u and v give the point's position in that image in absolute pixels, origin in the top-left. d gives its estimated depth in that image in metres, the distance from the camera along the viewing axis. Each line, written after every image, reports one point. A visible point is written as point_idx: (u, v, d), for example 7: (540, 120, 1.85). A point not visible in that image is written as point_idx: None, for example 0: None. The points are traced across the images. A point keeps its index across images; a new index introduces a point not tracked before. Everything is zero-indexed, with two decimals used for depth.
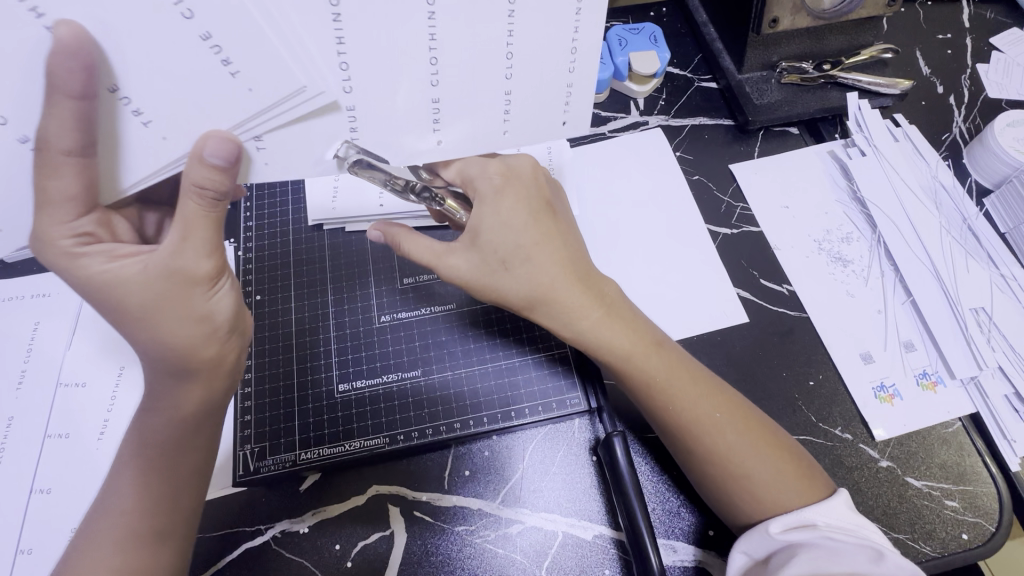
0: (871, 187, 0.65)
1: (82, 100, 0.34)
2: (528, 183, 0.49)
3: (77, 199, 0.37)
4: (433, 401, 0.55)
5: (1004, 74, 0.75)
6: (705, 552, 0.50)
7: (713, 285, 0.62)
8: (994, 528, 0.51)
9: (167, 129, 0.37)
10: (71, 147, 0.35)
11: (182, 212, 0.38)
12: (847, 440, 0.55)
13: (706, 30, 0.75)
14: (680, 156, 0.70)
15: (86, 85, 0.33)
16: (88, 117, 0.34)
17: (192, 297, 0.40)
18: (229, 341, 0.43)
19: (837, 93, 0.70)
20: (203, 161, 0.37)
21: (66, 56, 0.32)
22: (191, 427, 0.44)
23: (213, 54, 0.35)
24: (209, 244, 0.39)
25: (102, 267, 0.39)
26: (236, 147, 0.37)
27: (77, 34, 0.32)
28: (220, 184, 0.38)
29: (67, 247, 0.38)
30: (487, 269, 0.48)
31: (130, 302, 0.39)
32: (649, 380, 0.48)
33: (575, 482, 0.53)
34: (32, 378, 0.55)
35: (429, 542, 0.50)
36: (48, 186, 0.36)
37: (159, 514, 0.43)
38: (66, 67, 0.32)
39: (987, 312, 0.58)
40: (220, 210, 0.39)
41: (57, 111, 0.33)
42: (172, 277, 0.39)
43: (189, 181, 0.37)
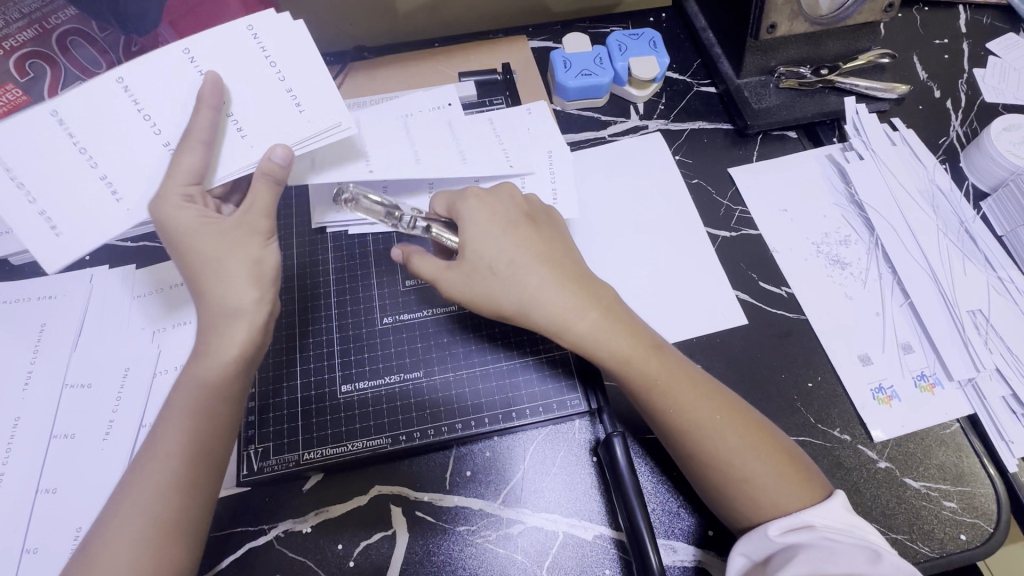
0: (869, 190, 0.66)
1: (214, 109, 0.47)
2: (503, 199, 0.53)
3: (195, 171, 0.46)
4: (434, 402, 0.55)
5: (1000, 79, 0.76)
6: (705, 552, 0.51)
7: (712, 288, 0.62)
8: (992, 529, 0.51)
9: (252, 136, 0.49)
10: (204, 136, 0.46)
11: (255, 194, 0.48)
12: (845, 441, 0.55)
13: (705, 35, 0.76)
14: (679, 159, 0.71)
15: (216, 97, 0.47)
16: (213, 125, 0.47)
17: (251, 249, 0.47)
18: (268, 294, 0.47)
19: (834, 97, 0.71)
20: (271, 159, 0.48)
21: (211, 88, 0.47)
22: (230, 380, 0.46)
23: (285, 92, 0.51)
24: (268, 211, 0.48)
25: (191, 219, 0.45)
26: (293, 154, 0.49)
27: (219, 79, 0.48)
28: (281, 173, 0.48)
29: (177, 200, 0.45)
30: (475, 278, 0.50)
31: (205, 250, 0.46)
32: (650, 386, 0.48)
33: (575, 483, 0.53)
34: (38, 380, 0.56)
35: (431, 542, 0.51)
36: (180, 160, 0.46)
37: (189, 469, 0.44)
38: (212, 90, 0.47)
39: (985, 314, 0.59)
40: (279, 192, 0.49)
41: (200, 118, 0.47)
42: (240, 229, 0.47)
43: (260, 171, 0.48)
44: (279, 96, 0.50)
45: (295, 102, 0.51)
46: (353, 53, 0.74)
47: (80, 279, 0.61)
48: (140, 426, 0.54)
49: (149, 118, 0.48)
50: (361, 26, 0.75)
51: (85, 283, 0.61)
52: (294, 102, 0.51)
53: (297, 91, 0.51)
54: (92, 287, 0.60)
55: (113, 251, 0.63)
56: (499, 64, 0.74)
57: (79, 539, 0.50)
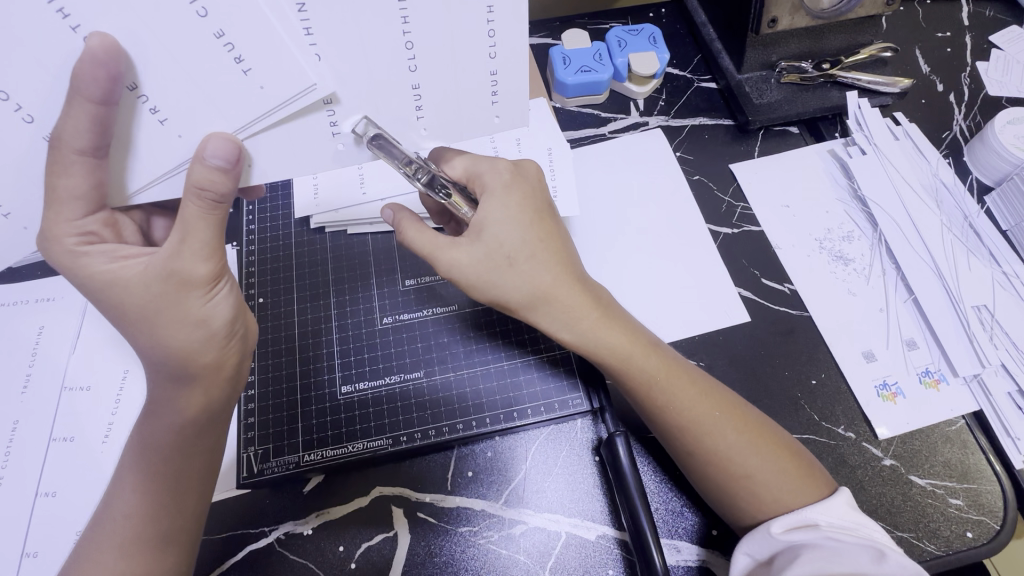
0: (872, 186, 0.65)
1: (103, 104, 0.35)
2: (531, 183, 0.50)
3: (84, 197, 0.38)
4: (435, 402, 0.55)
5: (1004, 72, 0.75)
6: (708, 551, 0.50)
7: (714, 285, 0.62)
8: (999, 526, 0.51)
9: (181, 126, 0.38)
10: (84, 148, 0.36)
11: (184, 213, 0.38)
12: (850, 439, 0.55)
13: (705, 30, 0.75)
14: (680, 156, 0.70)
15: (108, 92, 0.34)
16: (105, 121, 0.35)
17: (188, 300, 0.40)
18: (229, 347, 0.44)
19: (836, 92, 0.70)
20: (205, 163, 0.38)
21: (94, 65, 0.33)
22: (198, 432, 0.44)
23: (214, 38, 0.35)
24: (208, 247, 0.40)
25: (104, 267, 0.40)
26: (236, 149, 0.38)
27: (112, 44, 0.34)
28: (221, 186, 0.38)
29: (70, 245, 0.39)
30: (490, 263, 0.46)
31: (127, 302, 0.40)
32: (645, 381, 0.48)
33: (577, 483, 0.53)
34: (37, 382, 0.56)
35: (432, 543, 0.50)
36: (58, 185, 0.37)
37: (164, 522, 0.43)
38: (91, 73, 0.33)
39: (990, 309, 0.58)
40: (221, 212, 0.40)
41: (75, 114, 0.34)
42: (168, 279, 0.39)
43: (192, 182, 0.38)
44: (211, 50, 0.36)
45: (235, 59, 0.36)
46: None
47: None
48: None
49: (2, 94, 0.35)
50: None
51: None
52: (238, 63, 0.36)
53: (232, 40, 0.36)
54: None
55: None
56: None
57: None
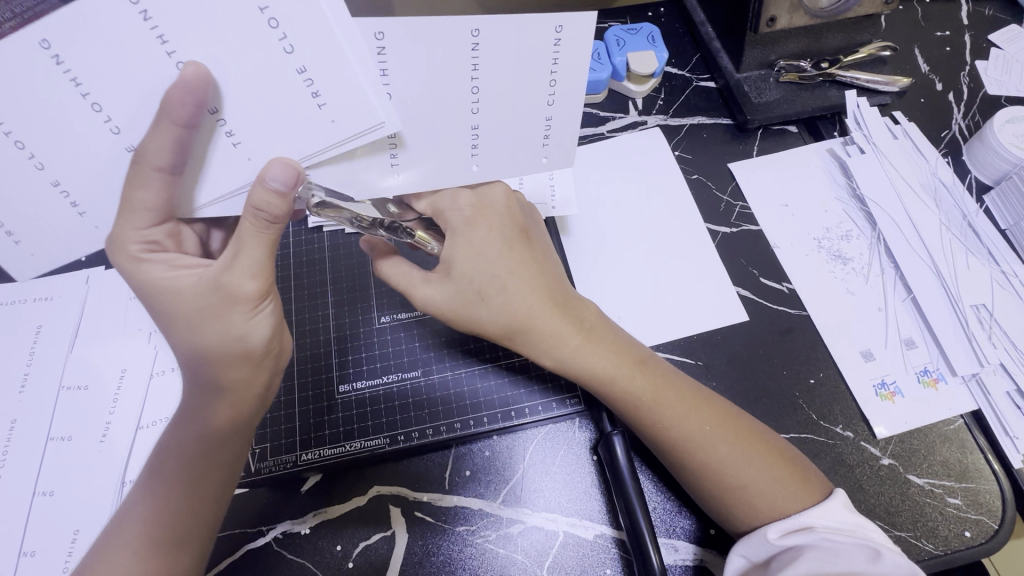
0: (870, 185, 0.65)
1: (186, 127, 0.36)
2: (498, 211, 0.49)
3: (156, 210, 0.39)
4: (433, 402, 0.55)
5: (1003, 71, 0.75)
6: (705, 550, 0.50)
7: (712, 284, 0.62)
8: (997, 526, 0.51)
9: (252, 150, 0.39)
10: (164, 165, 0.37)
11: (241, 230, 0.39)
12: (848, 438, 0.55)
13: (704, 29, 0.75)
14: (678, 155, 0.70)
15: (193, 116, 0.35)
16: (186, 143, 0.36)
17: (232, 315, 0.41)
18: (263, 368, 0.45)
19: (835, 92, 0.70)
20: (265, 186, 0.37)
21: (185, 91, 0.35)
22: (228, 444, 0.45)
23: (297, 74, 0.37)
24: (259, 267, 0.40)
25: (161, 274, 0.41)
26: (297, 175, 0.38)
27: (201, 71, 0.35)
28: (277, 210, 0.38)
29: (134, 251, 0.40)
30: (462, 299, 0.47)
31: (179, 310, 0.42)
32: (633, 401, 0.48)
33: (575, 482, 0.53)
34: (35, 381, 0.56)
35: (429, 542, 0.50)
36: (134, 196, 0.38)
37: (176, 525, 0.43)
38: (180, 99, 0.35)
39: (988, 309, 0.58)
40: (275, 232, 0.40)
41: (160, 133, 0.35)
42: (218, 293, 0.40)
43: (250, 203, 0.38)
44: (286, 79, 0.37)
45: (312, 93, 0.38)
46: None
47: (75, 280, 0.60)
48: (138, 428, 0.54)
49: (97, 106, 0.36)
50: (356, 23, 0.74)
51: (81, 284, 0.60)
52: (314, 97, 0.38)
53: (313, 75, 0.37)
54: (87, 288, 0.60)
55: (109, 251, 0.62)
56: None
57: (77, 542, 0.50)
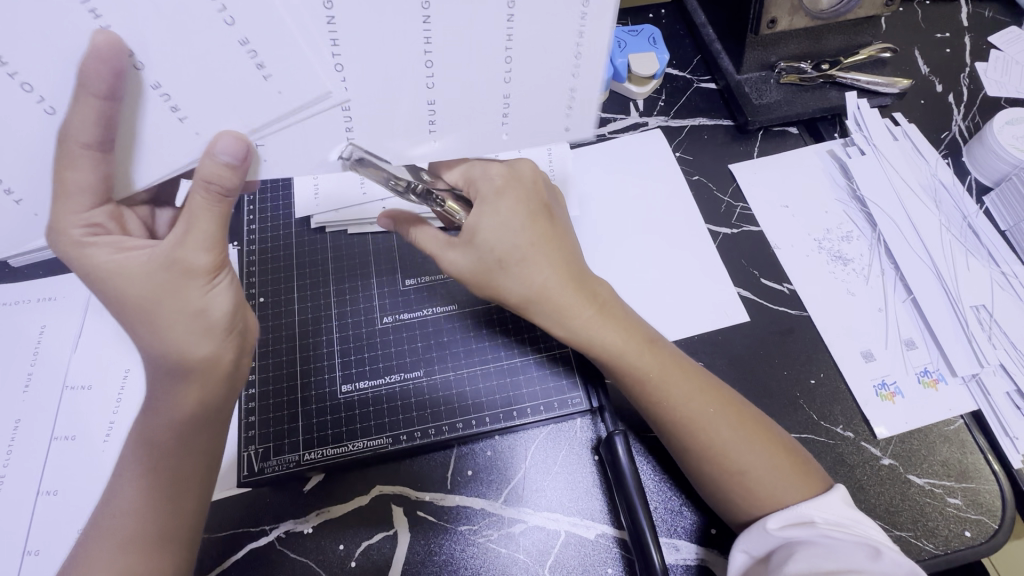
0: (870, 186, 0.65)
1: (109, 100, 0.36)
2: (527, 184, 0.50)
3: (92, 190, 0.39)
4: (435, 402, 0.55)
5: (1003, 73, 0.75)
6: (707, 550, 0.50)
7: (713, 284, 0.62)
8: (997, 525, 0.51)
9: (198, 124, 0.39)
10: (90, 141, 0.37)
11: (190, 204, 0.39)
12: (849, 438, 0.55)
13: (705, 31, 0.76)
14: (680, 156, 0.70)
15: (113, 87, 0.36)
16: (110, 117, 0.37)
17: (187, 291, 0.41)
18: (225, 348, 0.43)
19: (835, 93, 0.71)
20: (213, 156, 0.39)
21: (99, 61, 0.35)
22: (196, 434, 0.44)
23: (240, 45, 0.37)
24: (211, 238, 0.40)
25: (108, 258, 0.40)
26: (245, 145, 0.39)
27: (116, 41, 0.35)
28: (227, 181, 0.39)
29: (76, 236, 0.40)
30: (484, 267, 0.48)
31: (128, 291, 0.41)
32: (643, 376, 0.48)
33: (577, 482, 0.53)
34: (39, 381, 0.56)
35: (432, 542, 0.51)
36: (66, 178, 0.38)
37: (147, 520, 0.43)
38: (96, 69, 0.35)
39: (988, 309, 0.58)
40: (225, 206, 0.40)
41: (83, 108, 0.36)
42: (172, 268, 0.40)
43: (199, 176, 0.38)
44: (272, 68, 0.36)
45: (257, 65, 0.38)
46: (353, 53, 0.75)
47: (78, 280, 0.61)
48: None
49: (27, 86, 0.36)
50: None
51: (84, 284, 0.60)
52: (259, 69, 0.38)
53: (255, 47, 0.37)
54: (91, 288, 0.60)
55: None
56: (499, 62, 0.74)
57: None
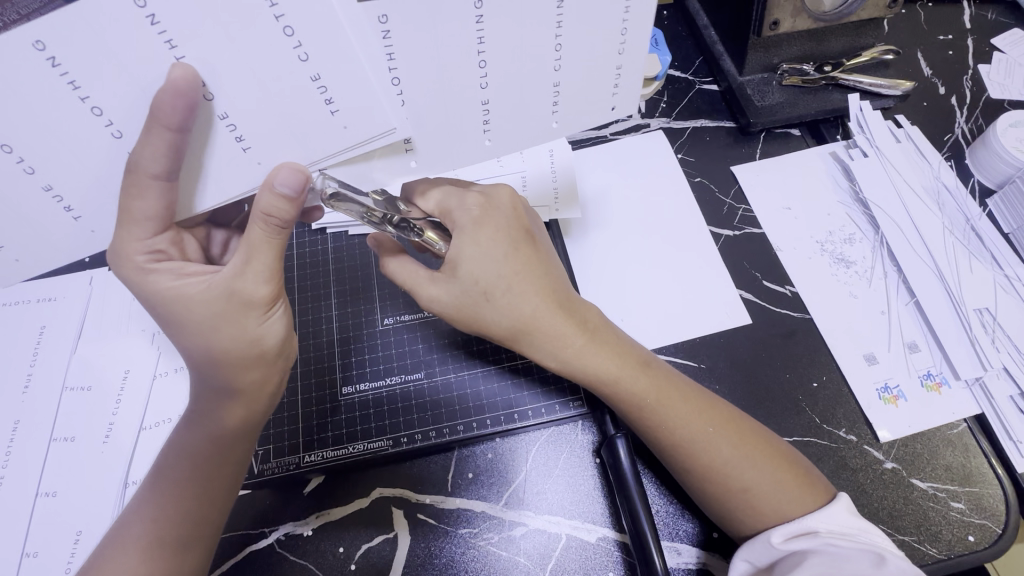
0: (873, 188, 0.65)
1: (179, 132, 0.35)
2: (504, 212, 0.49)
3: (156, 219, 0.38)
4: (436, 405, 0.55)
5: (1006, 75, 0.75)
6: (708, 554, 0.50)
7: (715, 287, 0.62)
8: (1001, 530, 0.51)
9: (261, 155, 0.38)
10: (159, 172, 0.36)
11: (251, 236, 0.39)
12: (851, 442, 0.54)
13: (706, 33, 0.75)
14: (681, 158, 0.70)
15: (185, 121, 0.34)
16: (179, 149, 0.35)
17: (246, 320, 0.41)
18: (273, 370, 0.45)
19: (838, 94, 0.70)
20: (274, 190, 0.37)
21: (174, 95, 0.33)
22: (234, 447, 0.45)
23: (309, 80, 0.36)
24: (270, 270, 0.41)
25: (169, 284, 0.41)
26: (304, 178, 0.38)
27: (193, 74, 0.33)
28: (285, 213, 0.38)
29: (140, 262, 0.40)
30: (468, 299, 0.47)
31: (188, 318, 0.41)
32: (638, 405, 0.48)
33: (578, 485, 0.53)
34: (38, 381, 0.56)
35: (432, 544, 0.50)
36: (132, 207, 0.37)
37: (177, 530, 0.43)
38: (170, 103, 0.33)
39: (992, 312, 0.58)
40: (284, 237, 0.40)
41: (153, 140, 0.34)
42: (231, 299, 0.40)
43: (259, 209, 0.38)
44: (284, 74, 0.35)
45: (325, 100, 0.37)
46: None
47: (78, 281, 0.60)
48: (141, 428, 0.54)
49: (97, 110, 0.34)
50: None
51: (85, 285, 0.60)
52: (327, 104, 0.37)
53: (326, 83, 0.36)
54: (91, 289, 0.60)
55: None
56: None
57: (79, 542, 0.49)
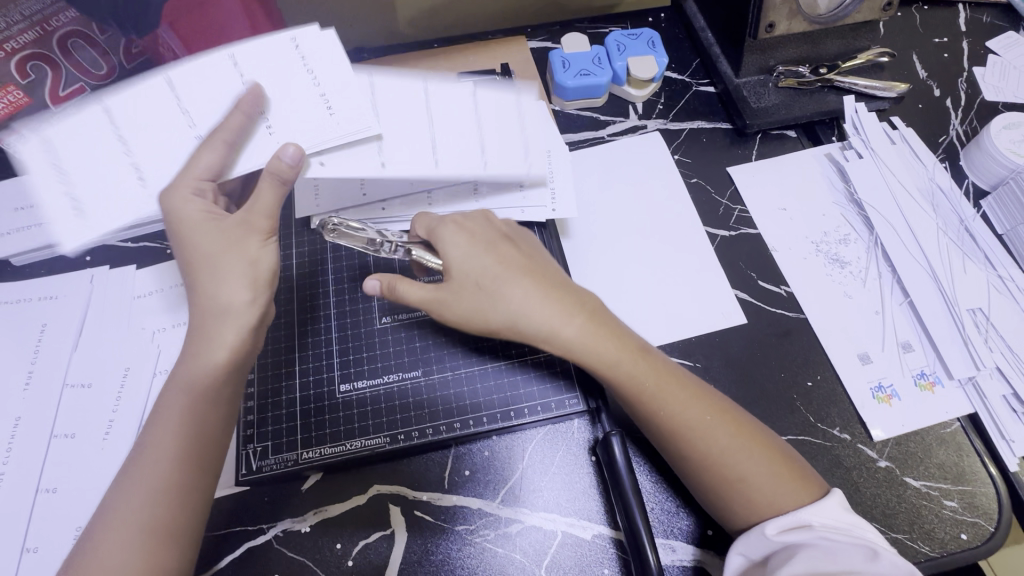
0: (868, 189, 0.66)
1: (235, 130, 0.49)
2: (483, 223, 0.53)
3: (210, 176, 0.48)
4: (432, 402, 0.55)
5: (1001, 78, 0.76)
6: (703, 552, 0.50)
7: (710, 287, 0.62)
8: (994, 529, 0.51)
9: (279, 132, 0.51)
10: (209, 166, 0.48)
11: (259, 186, 0.48)
12: (845, 441, 0.55)
13: (704, 35, 0.76)
14: (678, 159, 0.71)
15: (239, 124, 0.49)
16: (229, 140, 0.49)
17: (246, 247, 0.47)
18: (259, 305, 0.47)
19: (833, 97, 0.71)
20: (280, 159, 0.48)
21: (243, 105, 0.50)
22: (224, 399, 0.46)
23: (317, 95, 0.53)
24: (270, 209, 0.48)
25: (191, 215, 0.47)
26: (303, 155, 0.49)
27: (259, 91, 0.51)
28: (287, 176, 0.48)
29: (177, 199, 0.47)
30: (465, 293, 0.49)
31: (195, 251, 0.46)
32: (638, 389, 0.48)
33: (574, 483, 0.53)
34: (39, 378, 0.56)
35: (429, 541, 0.51)
36: (195, 164, 0.48)
37: (167, 498, 0.43)
38: (239, 111, 0.49)
39: (985, 312, 0.58)
40: (282, 188, 0.49)
41: (214, 136, 0.48)
42: (235, 227, 0.47)
43: (267, 169, 0.48)
44: None
45: (327, 108, 0.53)
46: (355, 55, 0.76)
47: (80, 279, 0.61)
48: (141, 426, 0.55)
49: None
50: (358, 27, 0.77)
51: (86, 283, 0.61)
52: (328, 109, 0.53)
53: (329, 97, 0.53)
54: (92, 288, 0.61)
55: (114, 252, 0.63)
56: (499, 65, 0.75)
57: None
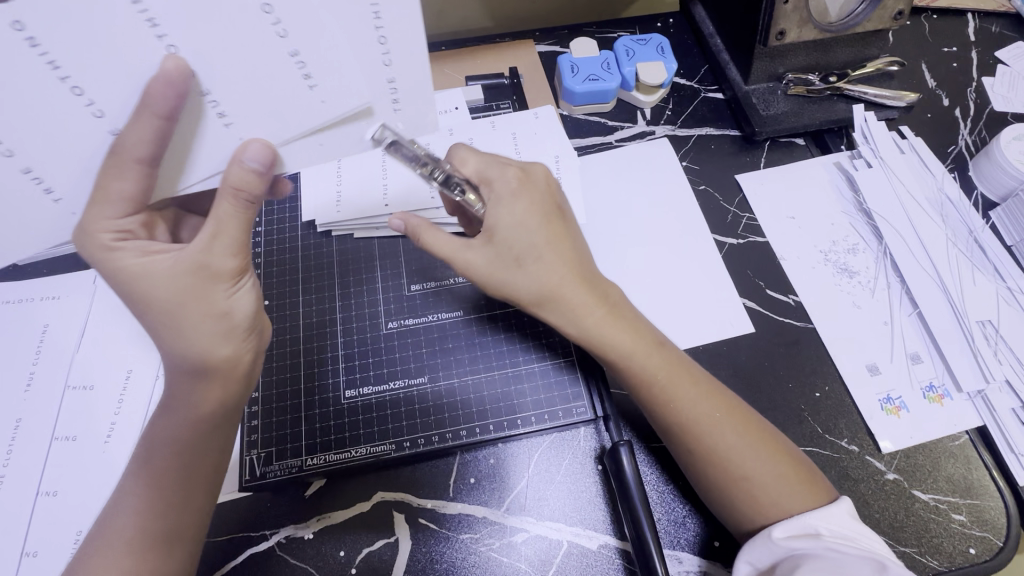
0: (877, 199, 0.65)
1: (168, 119, 0.36)
2: (541, 189, 0.50)
3: (132, 199, 0.39)
4: (438, 409, 0.55)
5: (1009, 88, 0.75)
6: (710, 562, 0.50)
7: (719, 295, 0.62)
8: (1003, 543, 0.51)
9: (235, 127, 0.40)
10: (144, 156, 0.37)
11: (218, 210, 0.40)
12: (853, 453, 0.55)
13: (713, 42, 0.76)
14: (686, 165, 0.70)
15: (175, 108, 0.35)
16: (166, 134, 0.36)
17: (215, 293, 0.41)
18: (246, 346, 0.44)
19: (842, 105, 0.70)
20: (242, 164, 0.39)
21: (166, 84, 0.35)
22: (215, 428, 0.45)
23: (288, 56, 0.36)
24: (237, 242, 0.41)
25: (135, 261, 0.41)
26: (273, 154, 0.40)
27: (184, 65, 0.35)
28: (255, 188, 0.40)
29: (107, 241, 0.40)
30: (499, 266, 0.48)
31: (155, 297, 0.41)
32: (648, 377, 0.48)
33: (581, 491, 0.53)
34: (41, 380, 0.56)
35: (433, 550, 0.50)
36: (110, 185, 0.38)
37: (169, 511, 0.43)
38: (162, 91, 0.35)
39: (994, 324, 0.58)
40: (252, 211, 0.41)
41: (141, 122, 0.35)
42: (196, 273, 0.41)
43: (227, 183, 0.39)
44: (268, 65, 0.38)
45: (302, 74, 0.37)
46: None
47: (82, 279, 0.60)
48: (142, 428, 0.54)
49: (78, 90, 0.34)
50: None
51: (89, 284, 0.60)
52: (304, 78, 0.38)
53: (304, 58, 0.37)
54: (94, 287, 0.60)
55: None
56: (507, 69, 0.75)
57: (79, 543, 0.49)
